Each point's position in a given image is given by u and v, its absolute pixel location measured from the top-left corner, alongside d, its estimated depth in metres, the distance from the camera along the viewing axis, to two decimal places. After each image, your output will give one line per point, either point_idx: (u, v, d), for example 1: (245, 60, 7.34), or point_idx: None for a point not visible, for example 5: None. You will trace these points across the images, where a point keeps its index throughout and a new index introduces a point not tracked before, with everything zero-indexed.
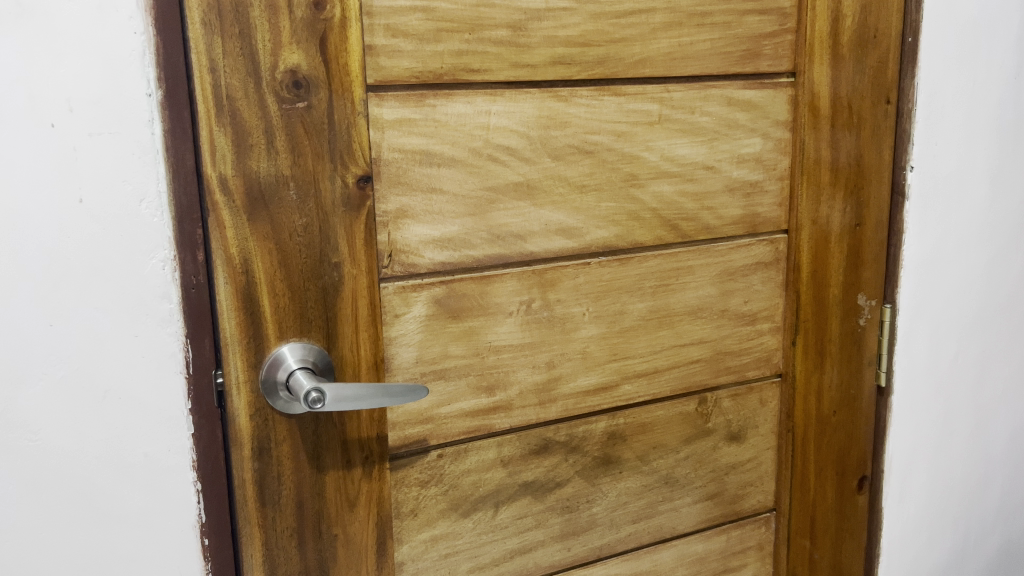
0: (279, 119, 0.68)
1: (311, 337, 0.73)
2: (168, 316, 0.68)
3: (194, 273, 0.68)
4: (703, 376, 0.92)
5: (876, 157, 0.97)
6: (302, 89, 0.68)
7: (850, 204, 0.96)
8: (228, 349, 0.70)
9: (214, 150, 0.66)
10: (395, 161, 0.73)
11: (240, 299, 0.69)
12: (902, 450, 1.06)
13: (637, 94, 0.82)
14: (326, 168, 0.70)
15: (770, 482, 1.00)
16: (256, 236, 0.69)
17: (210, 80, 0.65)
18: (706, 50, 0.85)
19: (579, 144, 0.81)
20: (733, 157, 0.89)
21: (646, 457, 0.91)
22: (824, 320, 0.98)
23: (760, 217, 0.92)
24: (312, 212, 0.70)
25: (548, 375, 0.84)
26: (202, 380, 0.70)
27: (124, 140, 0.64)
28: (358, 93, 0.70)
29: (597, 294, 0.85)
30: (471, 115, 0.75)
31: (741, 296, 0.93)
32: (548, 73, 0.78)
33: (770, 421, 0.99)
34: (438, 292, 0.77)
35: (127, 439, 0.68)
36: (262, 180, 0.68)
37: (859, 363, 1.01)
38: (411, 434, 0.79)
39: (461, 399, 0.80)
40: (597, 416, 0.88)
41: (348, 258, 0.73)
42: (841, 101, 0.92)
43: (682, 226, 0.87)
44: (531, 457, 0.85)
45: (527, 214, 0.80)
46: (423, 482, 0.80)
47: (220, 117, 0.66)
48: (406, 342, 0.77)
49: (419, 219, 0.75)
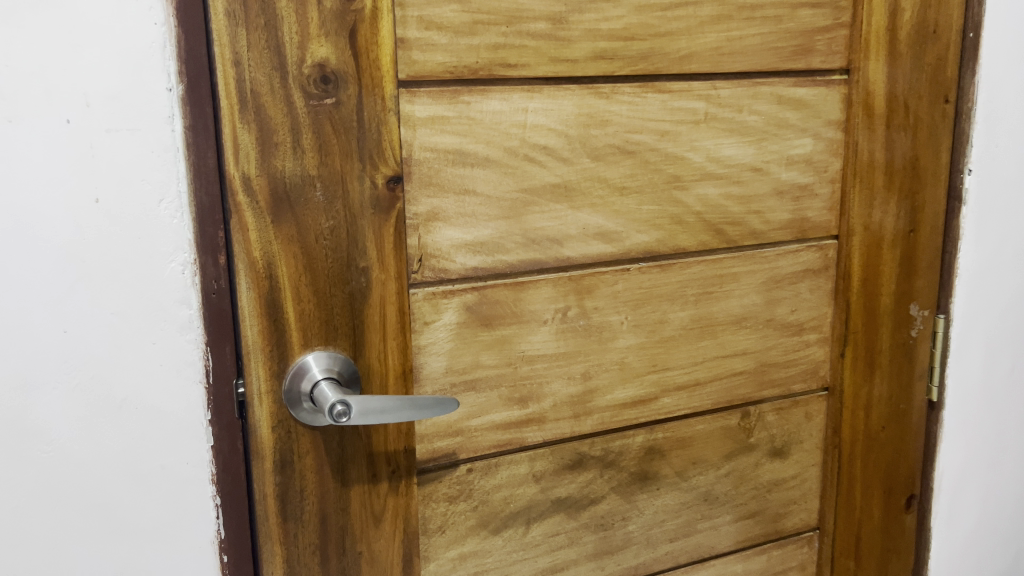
0: (305, 117, 0.64)
1: (338, 346, 0.69)
2: (186, 323, 0.65)
3: (215, 277, 0.64)
4: (746, 389, 0.88)
5: (932, 159, 0.91)
6: (331, 84, 0.65)
7: (903, 208, 0.91)
8: (250, 358, 0.66)
9: (237, 147, 0.63)
10: (426, 161, 0.69)
11: (263, 306, 0.66)
12: (952, 467, 1.01)
13: (682, 91, 0.78)
14: (355, 167, 0.67)
15: (814, 500, 0.96)
16: (281, 239, 0.65)
17: (234, 74, 0.62)
18: (755, 45, 0.80)
19: (620, 144, 0.76)
20: (782, 158, 0.84)
21: (685, 473, 0.87)
22: (874, 331, 0.93)
23: (809, 222, 0.87)
24: (339, 214, 0.67)
25: (584, 387, 0.80)
26: (222, 390, 0.67)
27: (143, 136, 0.61)
28: (389, 88, 0.66)
29: (636, 302, 0.80)
30: (507, 113, 0.71)
31: (788, 305, 0.88)
32: (588, 68, 0.73)
33: (816, 436, 0.94)
34: (470, 298, 0.73)
35: (143, 451, 0.65)
36: (287, 180, 0.65)
37: (910, 376, 0.96)
38: (440, 448, 0.75)
39: (492, 411, 0.77)
40: (635, 429, 0.84)
41: (376, 263, 0.69)
42: (897, 100, 0.87)
43: (727, 231, 0.83)
44: (564, 472, 0.81)
45: (564, 217, 0.75)
46: (451, 497, 0.77)
47: (244, 114, 0.63)
48: (436, 351, 0.73)
49: (451, 222, 0.71)
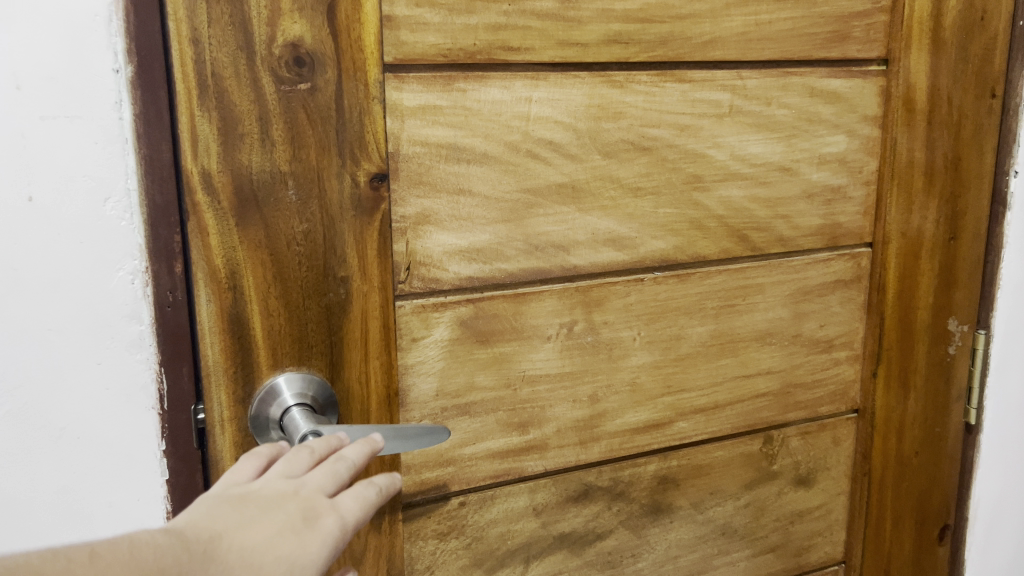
0: (276, 103, 0.56)
1: (312, 366, 0.61)
2: (137, 340, 0.57)
3: (169, 288, 0.56)
4: (768, 413, 0.80)
5: (976, 160, 0.82)
6: (305, 66, 0.56)
7: (944, 213, 0.82)
8: (211, 380, 0.58)
9: (195, 139, 0.54)
10: (416, 156, 0.61)
11: (226, 321, 0.57)
12: (989, 496, 0.92)
13: (705, 81, 0.69)
14: (332, 163, 0.58)
15: (840, 532, 0.87)
16: (246, 244, 0.57)
17: (192, 54, 0.53)
18: (787, 31, 0.71)
19: (634, 139, 0.68)
20: (813, 157, 0.76)
21: (701, 504, 0.79)
22: (910, 348, 0.84)
23: (841, 227, 0.79)
24: (314, 215, 0.58)
25: (591, 411, 0.72)
26: (179, 416, 0.59)
27: (86, 125, 0.53)
28: (373, 73, 0.58)
29: (651, 316, 0.72)
30: (508, 102, 0.63)
31: (816, 319, 0.80)
32: (601, 54, 0.65)
33: (844, 462, 0.86)
34: (465, 312, 0.65)
35: (88, 484, 0.58)
36: (254, 177, 0.56)
37: (947, 398, 0.88)
38: (429, 479, 0.67)
39: (488, 438, 0.68)
40: (647, 457, 0.75)
41: (357, 272, 0.60)
42: (940, 95, 0.79)
43: (751, 237, 0.75)
44: (568, 505, 0.73)
45: (571, 221, 0.67)
46: (441, 534, 0.69)
47: (204, 99, 0.54)
48: (425, 372, 0.65)
49: (444, 226, 0.63)
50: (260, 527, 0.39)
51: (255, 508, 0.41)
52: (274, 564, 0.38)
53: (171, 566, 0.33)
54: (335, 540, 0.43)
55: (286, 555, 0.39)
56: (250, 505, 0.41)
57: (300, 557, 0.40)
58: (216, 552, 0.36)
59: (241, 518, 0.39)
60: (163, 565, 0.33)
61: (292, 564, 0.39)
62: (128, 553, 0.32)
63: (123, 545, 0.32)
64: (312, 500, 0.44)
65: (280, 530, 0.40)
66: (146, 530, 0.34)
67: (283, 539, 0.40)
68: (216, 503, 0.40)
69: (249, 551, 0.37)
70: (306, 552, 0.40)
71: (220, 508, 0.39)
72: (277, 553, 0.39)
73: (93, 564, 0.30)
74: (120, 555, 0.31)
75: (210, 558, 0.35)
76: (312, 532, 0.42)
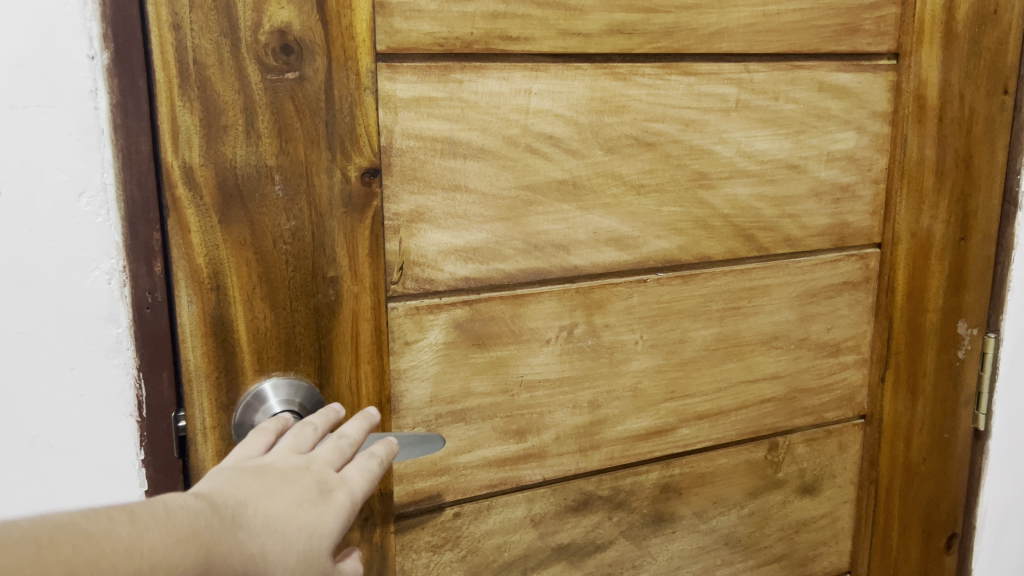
0: (261, 94, 0.53)
1: (299, 371, 0.58)
2: (114, 344, 0.54)
3: (148, 289, 0.53)
4: (774, 419, 0.77)
5: (987, 158, 0.79)
6: (293, 55, 0.53)
7: (955, 213, 0.80)
8: (192, 387, 0.55)
9: (176, 131, 0.51)
10: (410, 151, 0.58)
11: (208, 324, 0.54)
12: (998, 504, 0.90)
13: (711, 74, 0.66)
14: (322, 157, 0.55)
15: (845, 541, 0.85)
16: (230, 243, 0.54)
17: (173, 40, 0.50)
18: (796, 23, 0.69)
19: (638, 135, 0.65)
20: (822, 154, 0.73)
21: (704, 513, 0.76)
22: (919, 352, 0.82)
23: (849, 227, 0.76)
24: (302, 212, 0.55)
25: (591, 417, 0.69)
26: (159, 424, 0.56)
27: (58, 115, 0.50)
28: (365, 62, 0.55)
29: (653, 319, 0.69)
30: (507, 95, 0.60)
31: (823, 322, 0.77)
32: (603, 45, 0.62)
33: (850, 470, 0.83)
34: (460, 314, 0.62)
35: (61, 495, 0.55)
36: (239, 171, 0.53)
37: (956, 403, 0.85)
38: (423, 489, 0.64)
39: (484, 446, 0.65)
40: (649, 465, 0.73)
41: (347, 272, 0.57)
42: (951, 90, 0.76)
43: (757, 237, 0.72)
44: (567, 515, 0.70)
45: (571, 219, 0.64)
46: (435, 546, 0.66)
47: (185, 89, 0.51)
48: (419, 377, 0.62)
49: (439, 224, 0.60)
50: (280, 496, 0.41)
51: (273, 480, 0.43)
52: (296, 530, 0.40)
53: (203, 528, 0.35)
54: (348, 509, 0.45)
55: (306, 523, 0.41)
56: (268, 476, 0.43)
57: (318, 525, 0.42)
58: (245, 517, 0.38)
59: (261, 488, 0.41)
60: (196, 527, 0.34)
61: (311, 532, 0.41)
62: (164, 517, 0.33)
63: (159, 507, 0.33)
64: (322, 473, 0.46)
65: (298, 500, 0.42)
66: (178, 495, 0.35)
67: (301, 508, 0.42)
68: (234, 479, 0.41)
69: (272, 518, 0.40)
70: (323, 520, 0.42)
71: (241, 479, 0.42)
72: (298, 521, 0.41)
73: (134, 524, 0.32)
74: (158, 516, 0.33)
75: (239, 522, 0.37)
76: (327, 502, 0.44)
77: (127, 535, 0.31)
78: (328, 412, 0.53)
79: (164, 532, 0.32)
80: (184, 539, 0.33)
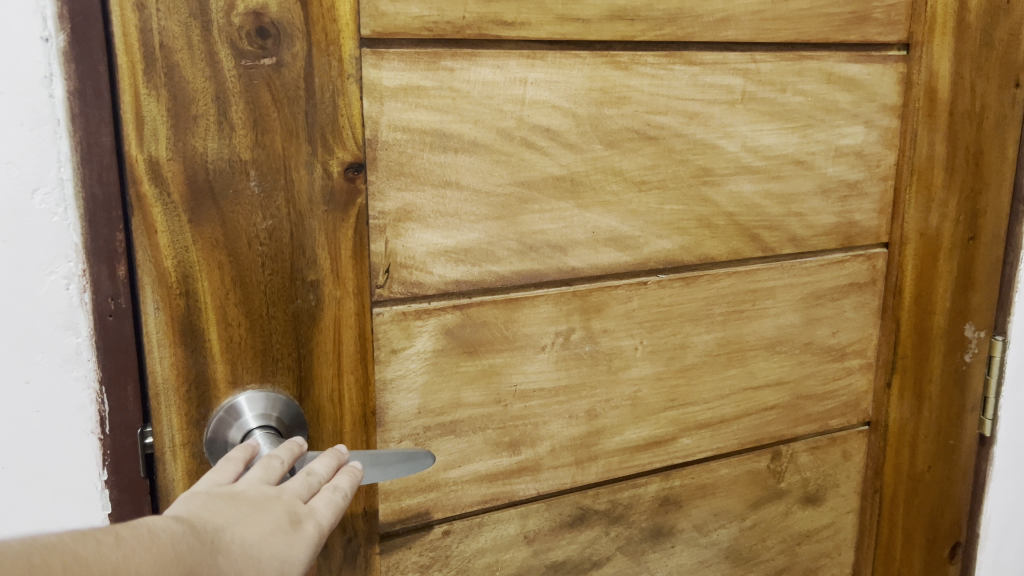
0: (235, 81, 0.48)
1: (277, 383, 0.53)
2: (74, 356, 0.50)
3: (111, 295, 0.49)
4: (777, 426, 0.74)
5: (997, 154, 0.76)
6: (270, 38, 0.48)
7: (964, 211, 0.76)
8: (160, 401, 0.50)
9: (141, 122, 0.46)
10: (397, 144, 0.54)
11: (177, 332, 0.50)
12: (1002, 512, 0.87)
13: (716, 63, 0.63)
14: (301, 150, 0.50)
15: (847, 552, 0.82)
16: (201, 244, 0.49)
17: (136, 21, 0.45)
18: (804, 10, 0.65)
19: (639, 128, 0.61)
20: (830, 150, 0.69)
21: (705, 526, 0.73)
22: (926, 356, 0.78)
23: (856, 226, 0.73)
24: (280, 211, 0.51)
25: (588, 428, 0.65)
26: (124, 440, 0.52)
27: (10, 104, 0.46)
28: (349, 47, 0.50)
29: (653, 323, 0.65)
30: (501, 84, 0.56)
31: (829, 325, 0.74)
32: (603, 32, 0.58)
33: (853, 479, 0.80)
34: (451, 319, 0.58)
35: (16, 517, 0.52)
36: (210, 166, 0.48)
37: (961, 409, 0.82)
38: (410, 507, 0.60)
39: (475, 460, 0.61)
40: (648, 477, 0.69)
41: (329, 275, 0.53)
42: (962, 83, 0.72)
43: (763, 236, 0.68)
44: (562, 531, 0.66)
45: (569, 218, 0.60)
46: (423, 567, 0.62)
47: (151, 75, 0.46)
48: (406, 388, 0.58)
49: (428, 223, 0.56)
50: (255, 521, 0.38)
51: (247, 506, 0.39)
52: (269, 558, 0.37)
53: (186, 552, 0.32)
54: (318, 541, 0.41)
55: (279, 551, 0.38)
56: (242, 501, 0.39)
57: (289, 556, 0.38)
58: (222, 542, 0.35)
59: (236, 514, 0.37)
60: (179, 550, 0.31)
61: (283, 561, 0.38)
62: (149, 540, 0.30)
63: (142, 529, 0.30)
64: (293, 502, 0.42)
65: (271, 527, 0.39)
66: (160, 517, 0.32)
67: (274, 537, 0.38)
68: (207, 502, 0.37)
69: (248, 545, 0.36)
70: (295, 549, 0.39)
71: (216, 503, 0.38)
72: (270, 549, 0.37)
73: (121, 546, 0.29)
74: (143, 538, 0.30)
75: (218, 547, 0.34)
76: (298, 532, 0.40)
77: (113, 559, 0.28)
78: (293, 445, 0.47)
79: (148, 557, 0.29)
80: (168, 563, 0.30)
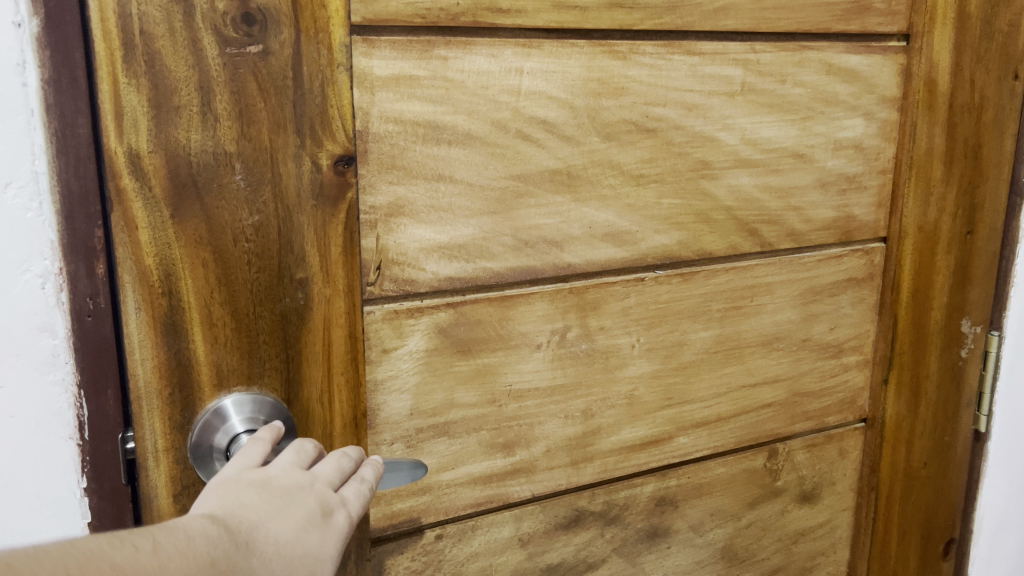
0: (219, 70, 0.45)
1: (264, 385, 0.51)
2: (50, 359, 0.48)
3: (89, 295, 0.47)
4: (774, 424, 0.72)
5: (996, 147, 0.75)
6: (256, 25, 0.46)
7: (962, 205, 0.75)
8: (142, 405, 0.48)
9: (121, 113, 0.44)
10: (389, 136, 0.52)
11: (160, 333, 0.47)
12: (995, 507, 0.86)
13: (715, 54, 0.61)
14: (289, 142, 0.48)
15: (843, 550, 0.81)
16: (184, 240, 0.47)
17: (115, 7, 0.42)
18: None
19: (637, 119, 0.59)
20: (829, 142, 0.68)
21: (701, 526, 0.71)
22: (922, 352, 0.77)
23: (855, 220, 0.71)
24: (267, 206, 0.48)
25: (584, 428, 0.63)
26: (104, 447, 0.50)
27: None
28: (339, 34, 0.48)
29: (651, 321, 0.64)
30: (496, 74, 0.54)
31: (826, 321, 0.73)
32: (601, 20, 0.56)
33: (850, 476, 0.79)
34: (443, 317, 0.56)
35: None
36: (193, 159, 0.46)
37: (957, 404, 0.81)
38: (401, 511, 0.58)
39: (469, 462, 0.60)
40: (644, 477, 0.67)
41: (319, 273, 0.51)
42: (961, 75, 0.71)
43: (761, 231, 0.67)
44: (557, 533, 0.65)
45: (565, 212, 0.58)
46: (416, 572, 0.60)
47: (130, 63, 0.43)
48: (398, 388, 0.56)
49: (420, 218, 0.54)
50: (289, 516, 0.38)
51: (280, 498, 0.39)
52: (301, 557, 0.37)
53: (220, 557, 0.32)
54: (348, 533, 0.41)
55: (311, 548, 0.37)
56: (275, 492, 0.39)
57: (320, 552, 0.38)
58: (255, 542, 0.35)
59: (270, 509, 0.37)
60: (213, 556, 0.32)
61: (315, 559, 0.38)
62: (185, 545, 0.31)
63: (179, 534, 0.31)
64: (323, 491, 0.42)
65: (304, 520, 0.39)
66: (196, 519, 0.33)
67: (307, 532, 0.38)
68: (240, 494, 0.37)
69: (281, 543, 0.36)
70: (325, 545, 0.39)
71: (250, 495, 0.38)
72: (302, 546, 0.37)
73: (157, 553, 0.29)
74: (178, 545, 0.30)
75: (251, 548, 0.34)
76: (329, 525, 0.40)
77: (151, 565, 0.28)
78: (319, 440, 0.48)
79: (184, 563, 0.30)
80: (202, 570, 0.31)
